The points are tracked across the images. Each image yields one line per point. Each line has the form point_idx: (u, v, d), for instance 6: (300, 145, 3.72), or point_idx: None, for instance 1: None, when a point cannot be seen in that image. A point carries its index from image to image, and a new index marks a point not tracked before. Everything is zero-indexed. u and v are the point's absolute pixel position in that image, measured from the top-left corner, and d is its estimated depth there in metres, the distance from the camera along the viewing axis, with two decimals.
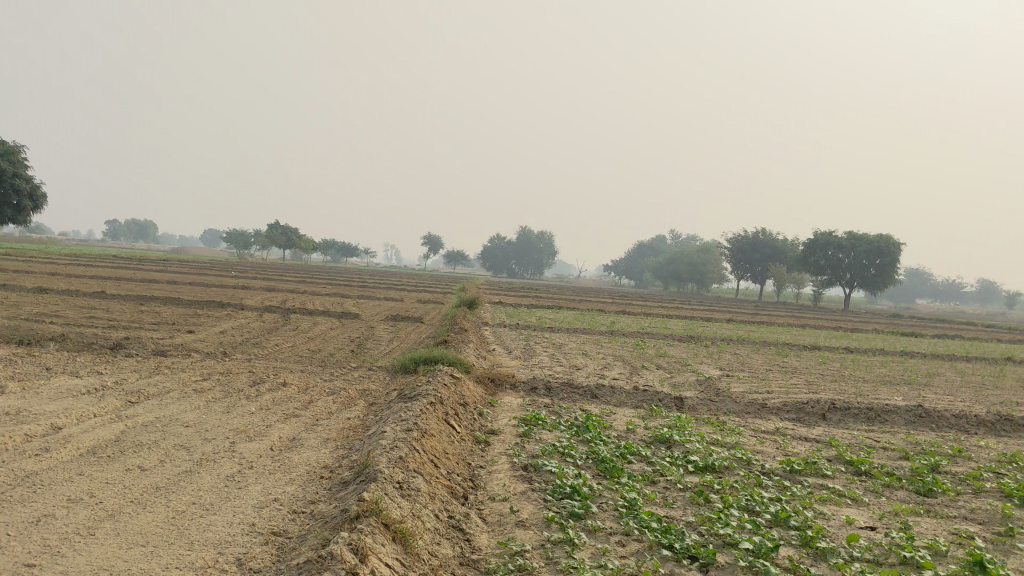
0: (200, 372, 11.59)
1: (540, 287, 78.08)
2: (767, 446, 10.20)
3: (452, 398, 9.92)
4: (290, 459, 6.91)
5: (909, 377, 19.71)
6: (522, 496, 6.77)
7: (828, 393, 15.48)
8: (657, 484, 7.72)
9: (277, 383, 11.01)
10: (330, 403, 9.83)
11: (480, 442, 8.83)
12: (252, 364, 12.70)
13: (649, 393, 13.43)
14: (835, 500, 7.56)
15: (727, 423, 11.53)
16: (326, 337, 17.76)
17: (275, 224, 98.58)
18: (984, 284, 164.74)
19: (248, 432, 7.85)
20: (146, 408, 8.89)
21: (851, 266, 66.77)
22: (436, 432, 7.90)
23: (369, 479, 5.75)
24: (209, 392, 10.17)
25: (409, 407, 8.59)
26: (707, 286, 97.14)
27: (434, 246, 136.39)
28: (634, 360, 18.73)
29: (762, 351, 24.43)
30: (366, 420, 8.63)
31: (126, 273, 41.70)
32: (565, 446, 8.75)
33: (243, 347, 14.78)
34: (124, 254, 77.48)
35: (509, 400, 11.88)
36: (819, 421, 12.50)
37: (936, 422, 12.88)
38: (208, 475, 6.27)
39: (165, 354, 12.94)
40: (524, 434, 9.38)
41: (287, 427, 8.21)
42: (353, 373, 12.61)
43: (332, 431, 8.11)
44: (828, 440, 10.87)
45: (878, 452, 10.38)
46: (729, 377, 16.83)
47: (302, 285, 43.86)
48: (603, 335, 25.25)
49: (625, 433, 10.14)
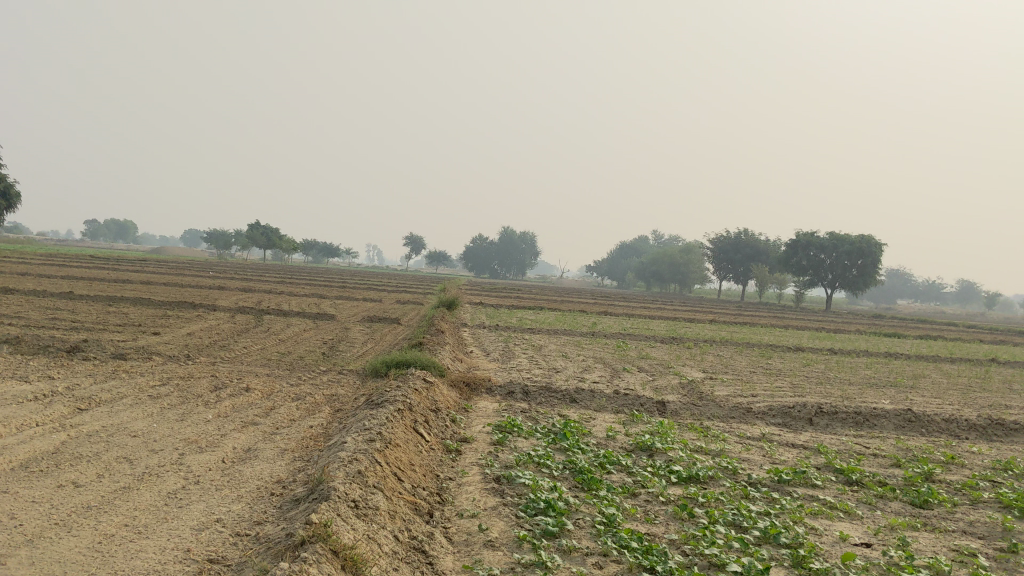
0: (158, 377, 10.99)
1: (522, 287, 77.50)
2: (753, 454, 9.74)
3: (422, 405, 9.40)
4: (242, 473, 6.38)
5: (894, 379, 19.33)
6: (493, 512, 6.27)
7: (815, 396, 15.07)
8: (637, 497, 7.23)
9: (238, 389, 10.43)
10: (294, 410, 9.27)
11: (451, 451, 8.32)
12: (216, 367, 12.12)
13: (630, 397, 12.97)
14: (827, 514, 7.11)
15: (711, 429, 11.07)
16: (298, 340, 17.16)
17: (255, 224, 97.59)
18: (965, 286, 165.32)
19: (200, 443, 7.29)
20: (93, 416, 8.32)
21: (832, 267, 66.62)
22: (402, 442, 7.38)
23: (322, 497, 5.23)
24: (165, 398, 9.58)
25: (375, 415, 8.07)
26: (689, 287, 96.96)
27: (416, 247, 135.56)
28: (616, 362, 18.26)
29: (746, 353, 23.98)
30: (329, 429, 8.10)
31: (98, 274, 40.81)
32: (541, 456, 8.25)
33: (209, 349, 14.21)
34: (101, 254, 76.31)
35: (484, 406, 11.36)
36: (806, 426, 12.08)
37: (926, 427, 12.49)
38: (148, 491, 5.73)
39: (124, 357, 12.33)
40: (498, 443, 8.87)
41: (244, 437, 7.67)
42: (322, 377, 12.05)
43: (291, 441, 7.58)
44: (816, 447, 10.44)
45: (869, 459, 9.96)
46: (712, 380, 16.40)
47: (280, 286, 43.15)
48: (584, 336, 24.81)
49: (605, 441, 9.66)
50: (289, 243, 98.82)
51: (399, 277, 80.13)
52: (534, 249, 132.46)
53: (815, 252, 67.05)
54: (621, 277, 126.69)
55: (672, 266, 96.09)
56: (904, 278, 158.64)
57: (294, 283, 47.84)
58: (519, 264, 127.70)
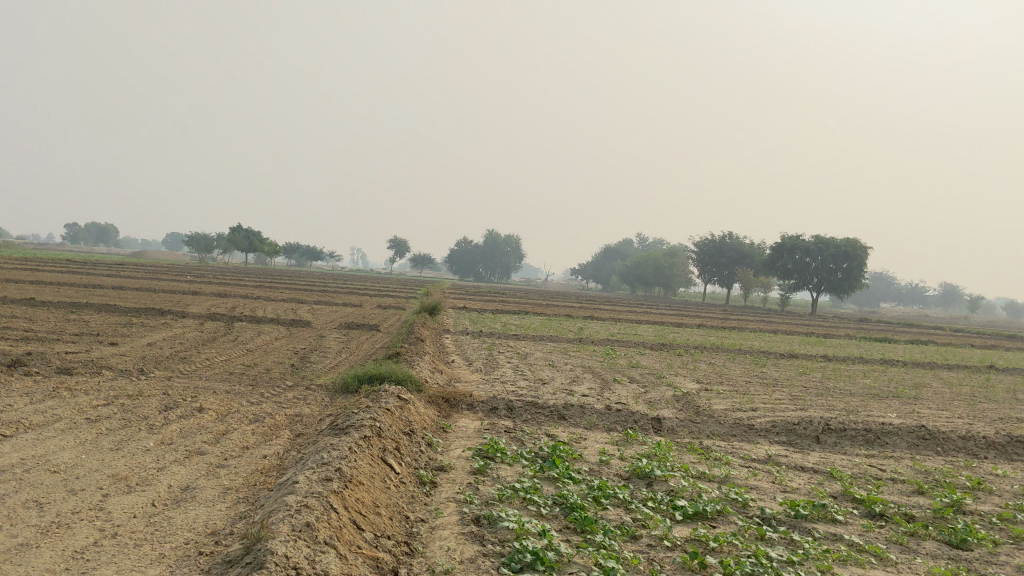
0: (103, 395, 9.91)
1: (506, 291, 76.39)
2: (762, 481, 8.79)
3: (393, 428, 8.38)
4: (171, 522, 5.35)
5: (896, 389, 18.45)
6: (470, 568, 5.28)
7: (818, 410, 14.11)
8: (639, 541, 6.27)
9: (190, 410, 9.37)
10: (248, 435, 8.23)
11: (425, 484, 7.33)
12: (170, 384, 11.03)
13: (623, 413, 11.97)
14: (858, 560, 6.16)
15: (713, 450, 10.11)
16: (267, 350, 16.05)
17: (236, 227, 96.10)
18: (948, 289, 165.46)
19: (130, 482, 6.24)
20: (15, 445, 7.25)
21: (817, 271, 65.90)
22: (367, 478, 6.37)
23: (255, 565, 4.24)
24: (103, 422, 8.51)
25: (336, 444, 7.05)
26: (674, 290, 96.14)
27: (400, 250, 134.32)
28: (605, 372, 17.29)
29: (738, 360, 23.03)
30: (284, 461, 7.07)
31: (68, 278, 39.45)
32: (527, 488, 7.25)
33: (168, 362, 13.12)
34: (81, 257, 74.64)
35: (464, 425, 10.36)
36: (813, 446, 11.15)
37: (942, 446, 11.56)
38: (48, 551, 4.69)
39: (70, 373, 11.22)
40: (479, 472, 7.87)
41: (183, 472, 6.63)
42: (286, 394, 11.00)
43: (239, 476, 6.57)
44: (829, 471, 9.51)
45: (889, 486, 9.03)
46: (707, 391, 15.44)
47: (258, 289, 42.04)
48: (571, 343, 23.81)
49: (597, 467, 8.67)
50: (271, 245, 97.53)
51: (382, 280, 78.78)
52: (518, 252, 131.40)
53: (800, 256, 66.40)
54: (606, 281, 125.89)
55: (657, 269, 95.33)
56: (887, 281, 158.60)
57: (272, 287, 46.53)
58: (503, 267, 126.85)
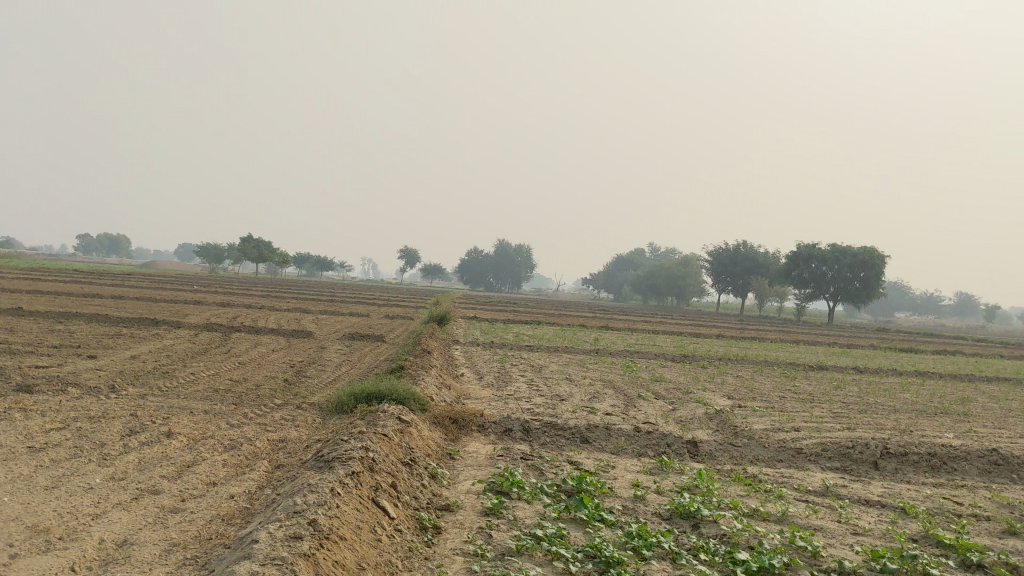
0: (60, 418, 8.61)
1: (519, 301, 74.77)
2: (826, 520, 7.44)
3: (390, 459, 7.04)
4: None
5: (943, 404, 16.95)
6: None
7: (868, 429, 12.71)
8: None
9: (158, 435, 8.09)
10: (218, 468, 6.93)
11: (426, 530, 6.00)
12: (142, 404, 9.74)
13: (654, 436, 10.60)
14: None
15: (762, 480, 8.77)
16: (260, 363, 14.69)
17: (246, 239, 95.17)
18: (964, 299, 163.33)
19: (51, 537, 4.91)
20: None
21: (834, 279, 64.17)
22: (350, 532, 5.04)
23: None
24: (49, 450, 7.21)
25: (315, 484, 5.72)
26: (687, 300, 94.38)
27: (410, 260, 133.16)
28: (628, 387, 15.88)
29: (767, 373, 21.53)
30: (254, 504, 5.76)
31: (68, 287, 38.20)
32: (553, 537, 5.89)
33: (146, 378, 11.80)
34: (90, 268, 73.43)
35: (475, 450, 9.05)
36: (871, 473, 9.81)
37: (1017, 474, 10.16)
38: None
39: (30, 391, 9.91)
40: (493, 513, 6.53)
41: (123, 520, 5.31)
42: (272, 415, 9.68)
43: (195, 526, 5.26)
44: (899, 506, 8.14)
45: (975, 525, 7.67)
46: (741, 409, 14.03)
47: (264, 299, 40.75)
48: (587, 355, 22.48)
49: (632, 504, 7.32)
50: (281, 254, 96.39)
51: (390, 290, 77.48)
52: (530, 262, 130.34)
53: (816, 264, 64.84)
54: (618, 291, 124.18)
55: (670, 279, 93.76)
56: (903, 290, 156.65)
57: (280, 296, 45.29)
58: (515, 278, 125.44)
